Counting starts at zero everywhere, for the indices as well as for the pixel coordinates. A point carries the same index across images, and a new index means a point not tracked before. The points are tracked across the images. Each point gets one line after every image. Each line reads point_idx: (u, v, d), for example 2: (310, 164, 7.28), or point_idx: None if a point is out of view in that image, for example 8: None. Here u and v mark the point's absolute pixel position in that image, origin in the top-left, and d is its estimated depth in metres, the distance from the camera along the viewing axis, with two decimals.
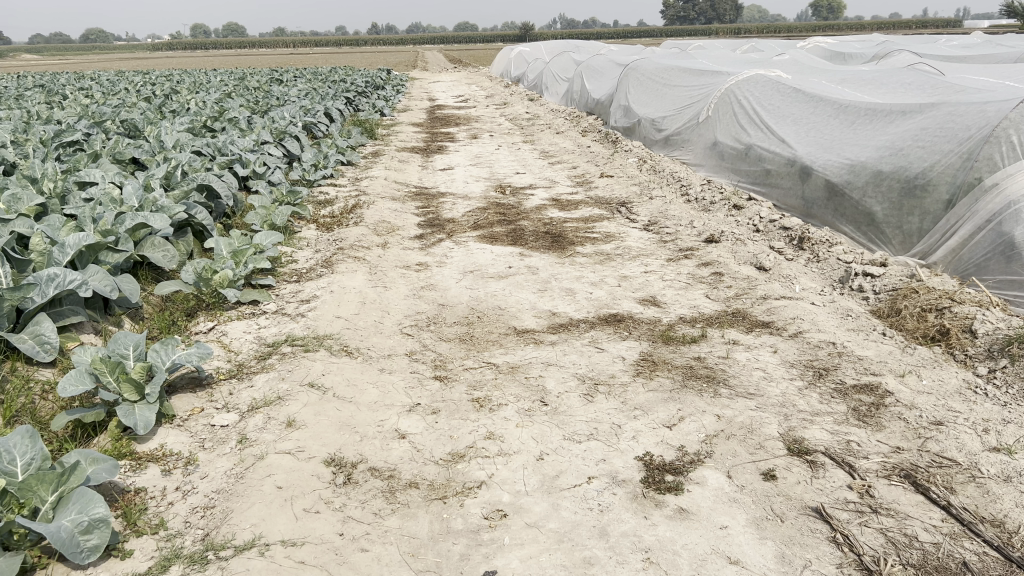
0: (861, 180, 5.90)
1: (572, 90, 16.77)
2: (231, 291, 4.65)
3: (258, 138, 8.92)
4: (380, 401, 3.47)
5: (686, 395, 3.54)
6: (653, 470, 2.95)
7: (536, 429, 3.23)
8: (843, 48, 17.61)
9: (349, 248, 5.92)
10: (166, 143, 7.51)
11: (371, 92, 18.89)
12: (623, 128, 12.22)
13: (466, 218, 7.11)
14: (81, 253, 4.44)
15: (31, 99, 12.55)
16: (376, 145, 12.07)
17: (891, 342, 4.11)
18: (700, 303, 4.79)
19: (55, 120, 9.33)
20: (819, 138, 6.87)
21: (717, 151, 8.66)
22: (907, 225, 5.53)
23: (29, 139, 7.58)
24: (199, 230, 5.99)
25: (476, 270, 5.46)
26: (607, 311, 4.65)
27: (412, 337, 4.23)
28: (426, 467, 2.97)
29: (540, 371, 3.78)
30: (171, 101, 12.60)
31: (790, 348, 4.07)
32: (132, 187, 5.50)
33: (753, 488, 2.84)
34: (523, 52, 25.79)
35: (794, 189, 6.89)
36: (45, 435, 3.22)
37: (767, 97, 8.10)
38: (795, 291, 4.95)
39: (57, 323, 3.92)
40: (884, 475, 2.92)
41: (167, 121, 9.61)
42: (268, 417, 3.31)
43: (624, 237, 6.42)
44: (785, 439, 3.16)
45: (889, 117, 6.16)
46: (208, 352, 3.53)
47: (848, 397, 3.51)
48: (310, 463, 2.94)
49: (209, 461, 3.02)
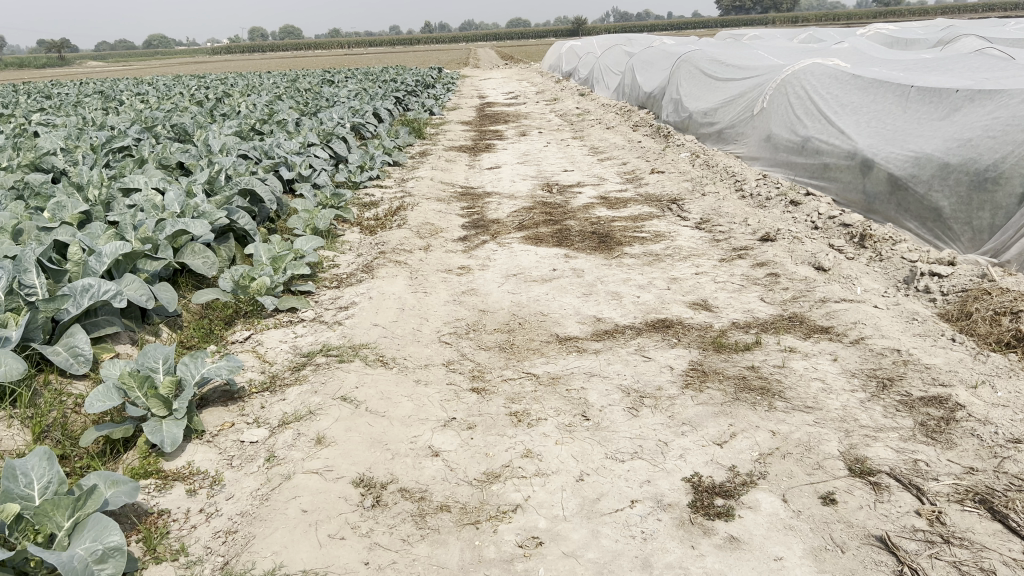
0: (927, 173, 5.57)
1: (623, 84, 16.46)
2: (269, 298, 4.56)
3: (305, 140, 8.87)
4: (414, 415, 3.32)
5: (738, 408, 3.32)
6: (702, 494, 2.74)
7: (576, 447, 3.05)
8: (904, 34, 16.98)
9: (390, 252, 5.80)
10: (213, 147, 7.48)
11: (421, 91, 18.85)
12: (675, 123, 11.93)
13: (511, 218, 6.95)
14: (118, 261, 4.38)
15: (89, 106, 12.74)
16: (424, 145, 11.98)
17: (961, 349, 3.81)
18: (755, 307, 4.55)
19: (108, 126, 9.42)
20: (881, 129, 6.53)
21: (772, 145, 8.35)
22: (977, 220, 5.19)
23: (80, 146, 7.61)
24: (241, 234, 5.94)
25: (520, 274, 5.29)
26: (655, 316, 4.44)
27: (451, 346, 4.08)
28: (459, 489, 2.81)
29: (582, 383, 3.59)
30: (223, 104, 12.70)
31: (852, 356, 3.81)
32: (175, 193, 5.45)
33: (811, 514, 2.62)
34: (575, 46, 25.46)
35: (854, 184, 6.56)
36: (74, 452, 3.14)
37: (825, 86, 7.76)
38: (856, 293, 4.66)
39: (92, 334, 3.86)
40: (956, 499, 2.66)
41: (217, 125, 9.64)
42: (298, 433, 3.19)
43: (674, 237, 6.18)
44: (846, 458, 2.92)
45: (955, 104, 5.81)
46: (238, 365, 3.42)
47: (915, 411, 3.24)
48: (338, 484, 2.81)
49: (235, 481, 2.91)
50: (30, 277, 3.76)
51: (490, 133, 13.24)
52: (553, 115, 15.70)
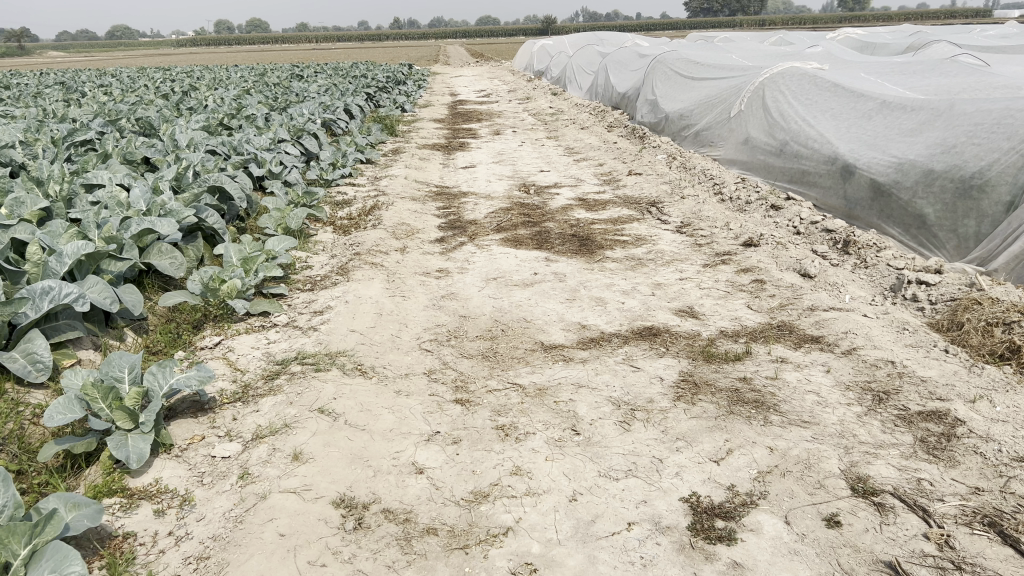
0: (910, 180, 5.53)
1: (597, 84, 16.37)
2: (240, 302, 4.37)
3: (275, 136, 8.63)
4: (395, 429, 3.16)
5: (733, 423, 3.20)
6: (702, 515, 2.62)
7: (567, 463, 2.92)
8: (875, 38, 17.12)
9: (366, 253, 5.62)
10: (179, 142, 7.22)
11: (393, 87, 18.60)
12: (649, 124, 11.85)
13: (488, 220, 6.80)
14: (80, 262, 4.16)
15: (50, 97, 12.35)
16: (396, 142, 11.76)
17: (955, 361, 3.74)
18: (742, 315, 4.44)
19: (69, 119, 9.09)
20: (861, 134, 6.49)
21: (749, 147, 8.29)
22: (962, 228, 5.15)
23: (40, 139, 7.31)
24: (209, 234, 5.72)
25: (500, 277, 5.15)
26: (642, 323, 4.32)
27: (431, 354, 3.93)
28: (445, 509, 2.66)
29: (570, 395, 3.45)
30: (189, 98, 12.36)
31: (845, 367, 3.72)
32: (140, 190, 5.21)
33: (816, 537, 2.51)
34: (546, 45, 25.35)
35: (835, 189, 6.50)
36: (32, 468, 2.93)
37: (802, 90, 7.71)
38: (844, 301, 4.58)
39: (51, 339, 3.64)
40: (965, 522, 2.57)
41: (183, 119, 9.36)
42: (273, 448, 3.02)
43: (656, 241, 6.07)
44: (848, 477, 2.82)
45: (937, 111, 5.78)
46: (209, 375, 3.23)
47: (914, 426, 3.16)
48: (317, 505, 2.64)
49: (206, 500, 2.73)
50: None
51: (463, 131, 13.07)
52: (526, 114, 15.58)
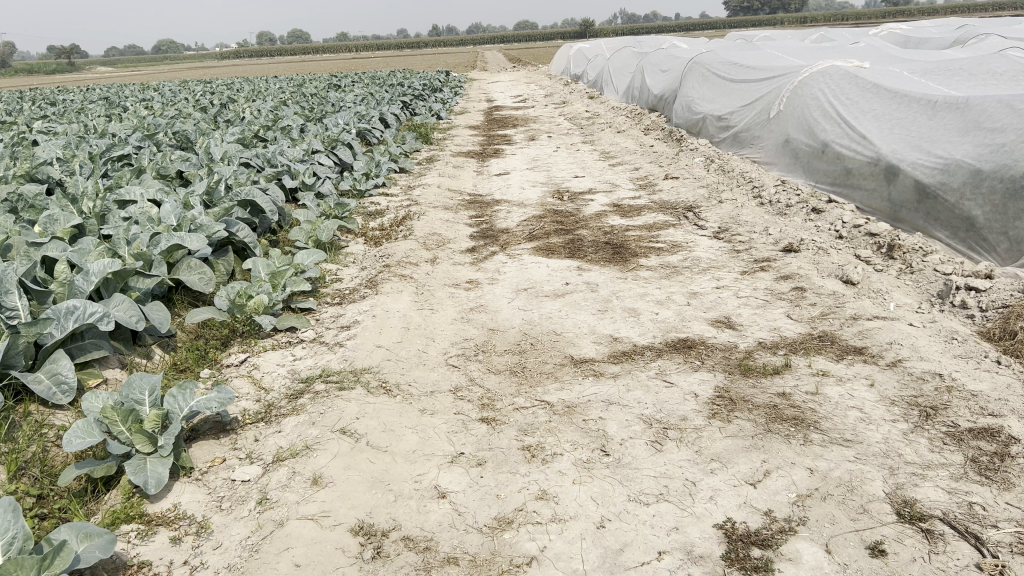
0: (958, 181, 5.32)
1: (633, 86, 16.19)
2: (266, 318, 4.32)
3: (309, 147, 8.63)
4: (419, 450, 3.07)
5: (771, 442, 3.06)
6: (737, 543, 2.48)
7: (595, 487, 2.80)
8: (918, 34, 16.71)
9: (396, 265, 5.56)
10: (214, 155, 7.23)
11: (430, 95, 18.58)
12: (687, 126, 11.65)
13: (520, 228, 6.69)
14: (107, 280, 4.13)
15: (93, 113, 12.51)
16: (431, 151, 11.73)
17: (1007, 373, 3.54)
18: (782, 325, 4.28)
19: (108, 134, 9.18)
20: (905, 134, 6.26)
21: (790, 149, 8.07)
22: (1013, 230, 4.89)
23: (78, 154, 7.35)
24: (240, 248, 5.69)
25: (531, 288, 5.04)
26: (676, 335, 4.18)
27: (458, 369, 3.83)
28: (467, 537, 2.56)
29: (600, 413, 3.32)
30: (228, 111, 12.45)
31: (890, 381, 3.53)
32: (171, 205, 5.19)
33: (858, 568, 2.36)
34: (583, 48, 25.22)
35: (879, 191, 6.27)
36: (53, 492, 2.88)
37: (843, 90, 7.48)
38: (889, 310, 4.39)
39: (77, 359, 3.61)
40: (1021, 552, 2.40)
41: (220, 131, 9.41)
42: (293, 471, 2.95)
43: (692, 247, 5.91)
44: (893, 501, 2.66)
45: (985, 108, 5.54)
46: (230, 397, 3.16)
47: (964, 445, 2.98)
48: (335, 533, 2.56)
49: (223, 528, 2.65)
50: (11, 299, 3.50)
51: (499, 138, 13.00)
52: (562, 119, 15.44)
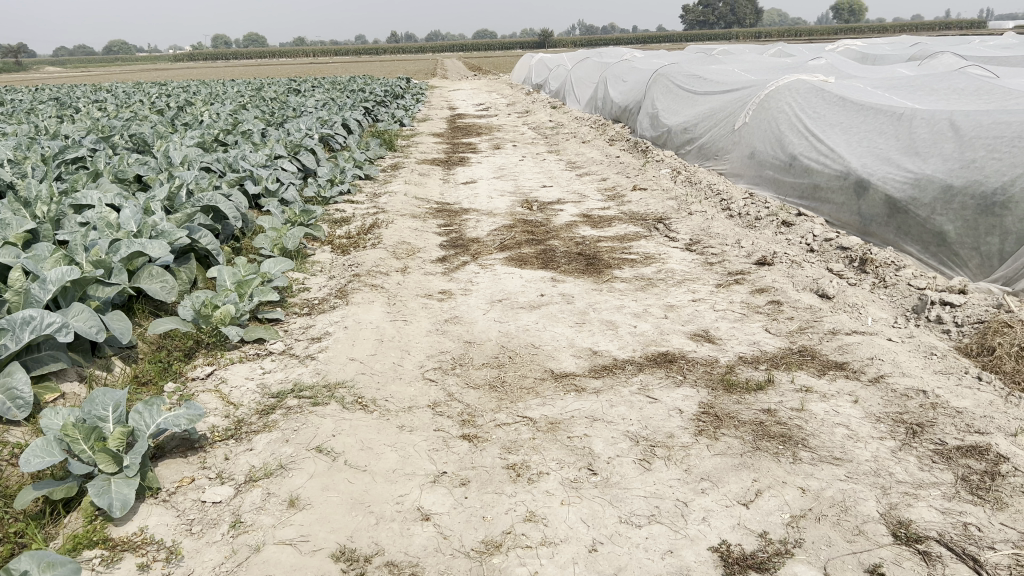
0: (928, 196, 5.36)
1: (596, 97, 16.21)
2: (234, 329, 4.15)
3: (272, 152, 8.43)
4: (399, 470, 2.95)
5: (760, 460, 3.00)
6: (733, 567, 2.41)
7: (584, 508, 2.71)
8: (874, 50, 17.06)
9: (365, 274, 5.42)
10: (173, 159, 7.00)
11: (392, 102, 18.41)
12: (651, 138, 11.67)
13: (491, 238, 6.60)
14: (65, 288, 3.93)
15: (44, 113, 12.11)
16: (395, 158, 11.58)
17: (989, 390, 3.54)
18: (761, 339, 4.24)
19: (61, 134, 8.86)
20: (873, 148, 6.30)
21: (756, 162, 8.10)
22: (985, 246, 4.93)
23: (29, 156, 7.06)
24: (203, 255, 5.50)
25: (505, 299, 4.95)
26: (656, 349, 4.12)
27: (435, 384, 3.72)
28: (455, 562, 2.45)
29: (584, 430, 3.24)
30: (185, 113, 12.14)
31: (874, 398, 3.50)
32: (131, 211, 4.99)
33: None
34: (544, 58, 25.29)
35: (848, 205, 6.31)
36: (8, 514, 2.68)
37: (810, 103, 7.54)
38: (866, 324, 4.38)
39: (33, 372, 3.41)
40: None
41: (178, 134, 9.14)
42: (268, 493, 2.81)
43: (665, 259, 5.87)
44: (888, 522, 2.61)
45: (953, 124, 5.60)
46: (199, 413, 2.99)
47: (953, 463, 2.95)
48: (316, 559, 2.44)
49: (195, 552, 2.51)
50: None
51: (463, 146, 12.89)
52: (525, 128, 15.41)
